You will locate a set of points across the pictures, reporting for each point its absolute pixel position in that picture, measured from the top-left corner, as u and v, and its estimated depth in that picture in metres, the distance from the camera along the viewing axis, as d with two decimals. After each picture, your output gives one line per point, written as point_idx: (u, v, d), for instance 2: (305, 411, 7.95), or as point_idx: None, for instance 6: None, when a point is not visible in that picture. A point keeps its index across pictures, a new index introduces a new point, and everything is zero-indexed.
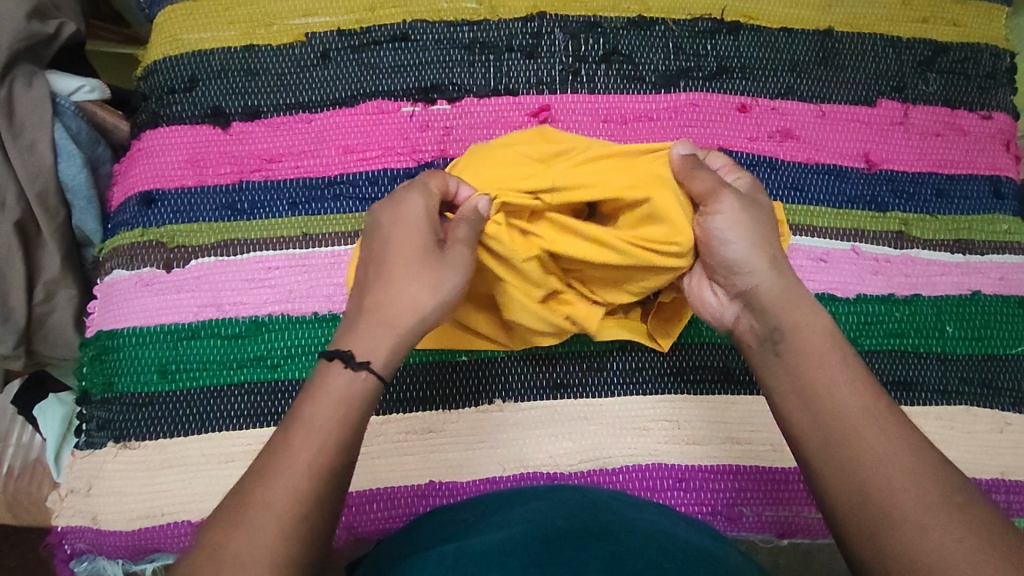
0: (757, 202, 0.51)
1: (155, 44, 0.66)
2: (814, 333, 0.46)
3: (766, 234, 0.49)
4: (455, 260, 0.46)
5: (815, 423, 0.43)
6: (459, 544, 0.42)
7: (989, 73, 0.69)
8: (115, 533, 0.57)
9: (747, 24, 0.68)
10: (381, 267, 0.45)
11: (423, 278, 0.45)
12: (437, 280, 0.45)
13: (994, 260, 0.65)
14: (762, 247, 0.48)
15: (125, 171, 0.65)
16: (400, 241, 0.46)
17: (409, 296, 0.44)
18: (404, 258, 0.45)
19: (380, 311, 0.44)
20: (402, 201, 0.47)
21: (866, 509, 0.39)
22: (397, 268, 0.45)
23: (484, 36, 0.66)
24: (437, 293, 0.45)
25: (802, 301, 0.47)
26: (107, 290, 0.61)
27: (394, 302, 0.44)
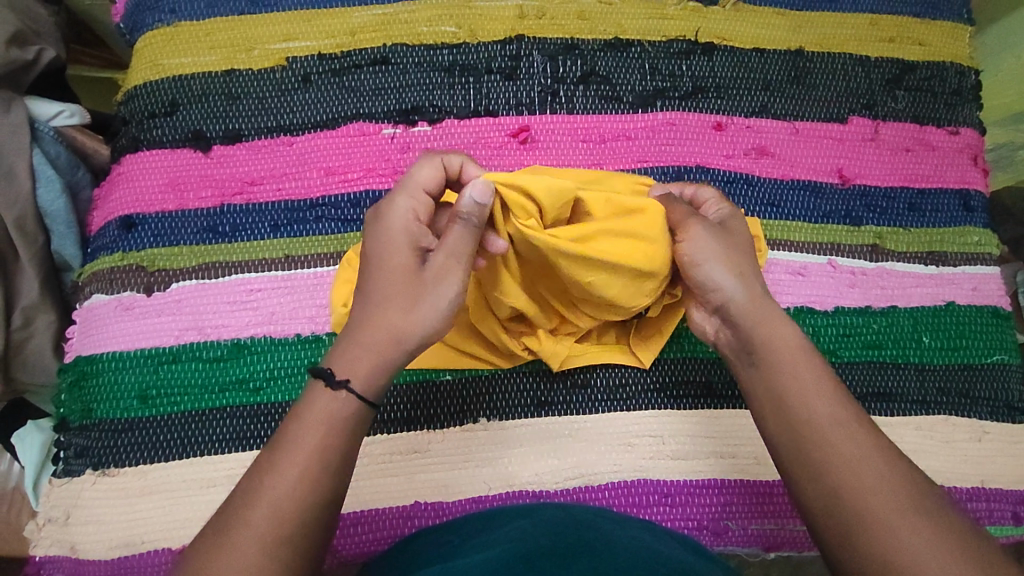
0: (738, 231, 0.52)
1: (135, 69, 0.67)
2: (790, 346, 0.46)
3: (735, 251, 0.50)
4: (435, 274, 0.45)
5: (794, 438, 0.43)
6: (442, 565, 0.42)
7: (955, 90, 0.71)
8: (94, 562, 0.56)
9: (721, 45, 0.70)
10: (364, 287, 0.45)
11: (399, 300, 0.44)
12: (419, 298, 0.44)
13: (966, 271, 0.67)
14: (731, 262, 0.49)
15: (105, 195, 0.64)
16: (386, 255, 0.45)
17: (384, 314, 0.44)
18: (384, 274, 0.45)
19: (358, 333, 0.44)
20: (388, 213, 0.47)
21: (844, 521, 0.39)
22: (377, 280, 0.45)
23: (464, 59, 0.67)
24: (417, 311, 0.44)
25: (777, 316, 0.48)
26: (86, 315, 0.61)
27: (368, 320, 0.44)
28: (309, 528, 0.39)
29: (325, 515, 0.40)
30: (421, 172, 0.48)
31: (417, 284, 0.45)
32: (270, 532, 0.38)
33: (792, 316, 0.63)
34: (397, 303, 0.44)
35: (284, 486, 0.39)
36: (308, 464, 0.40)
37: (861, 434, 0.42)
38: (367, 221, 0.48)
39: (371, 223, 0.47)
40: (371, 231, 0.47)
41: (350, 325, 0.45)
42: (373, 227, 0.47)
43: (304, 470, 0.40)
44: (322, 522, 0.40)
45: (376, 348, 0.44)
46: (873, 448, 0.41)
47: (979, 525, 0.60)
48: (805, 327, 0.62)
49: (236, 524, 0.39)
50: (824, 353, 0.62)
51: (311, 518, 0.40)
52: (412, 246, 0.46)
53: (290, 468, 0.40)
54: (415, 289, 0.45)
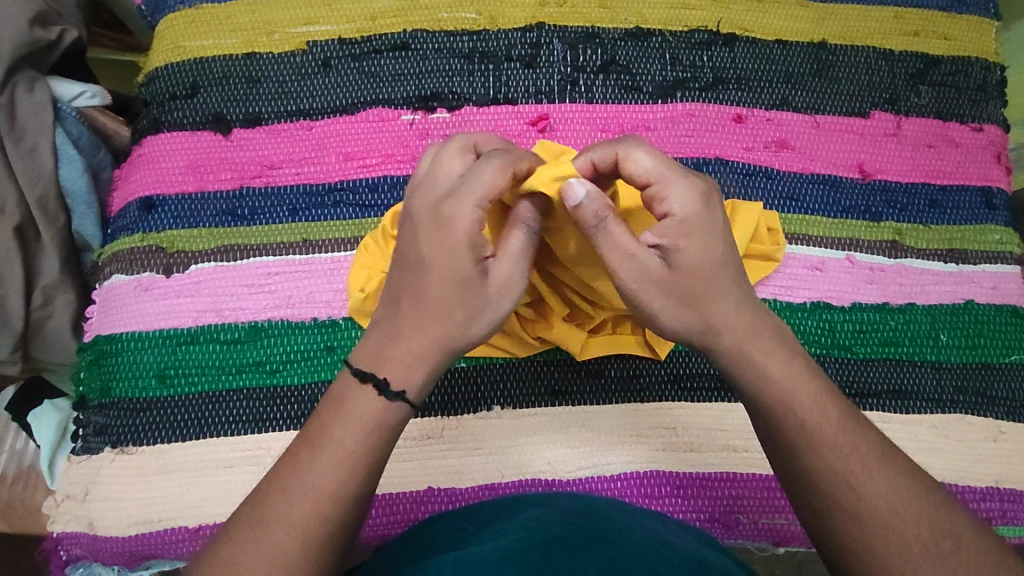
0: (692, 231, 0.42)
1: (157, 51, 0.67)
2: (774, 361, 0.44)
3: (681, 296, 0.43)
4: (497, 291, 0.43)
5: (793, 443, 0.42)
6: (457, 551, 0.42)
7: (980, 86, 0.70)
8: (111, 538, 0.57)
9: (742, 36, 0.69)
10: (418, 292, 0.42)
11: (455, 314, 0.42)
12: (476, 315, 0.42)
13: (986, 270, 0.66)
14: (681, 313, 0.44)
15: (126, 176, 0.65)
16: (442, 265, 0.42)
17: (439, 326, 0.42)
18: (444, 285, 0.42)
19: (406, 339, 0.42)
20: (450, 221, 0.41)
21: (839, 531, 0.40)
22: (433, 287, 0.42)
23: (484, 46, 0.67)
24: (473, 325, 0.43)
25: (749, 341, 0.44)
26: (106, 295, 0.61)
27: (419, 327, 0.42)
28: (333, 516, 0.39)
29: (357, 510, 0.40)
30: (487, 174, 0.41)
31: (479, 299, 0.42)
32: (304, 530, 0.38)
33: (809, 311, 0.62)
34: (455, 315, 0.42)
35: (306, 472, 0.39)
36: (344, 461, 0.40)
37: (867, 444, 0.42)
38: (418, 215, 0.42)
39: (423, 224, 0.42)
40: (421, 230, 0.42)
41: (400, 327, 0.43)
42: (434, 228, 0.42)
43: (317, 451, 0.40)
44: (352, 518, 0.40)
45: (428, 355, 0.42)
46: (878, 461, 0.41)
47: (992, 524, 0.60)
48: (821, 322, 0.62)
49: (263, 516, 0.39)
50: (839, 349, 0.62)
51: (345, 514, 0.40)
52: (476, 256, 0.42)
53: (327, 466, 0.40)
54: (474, 301, 0.42)
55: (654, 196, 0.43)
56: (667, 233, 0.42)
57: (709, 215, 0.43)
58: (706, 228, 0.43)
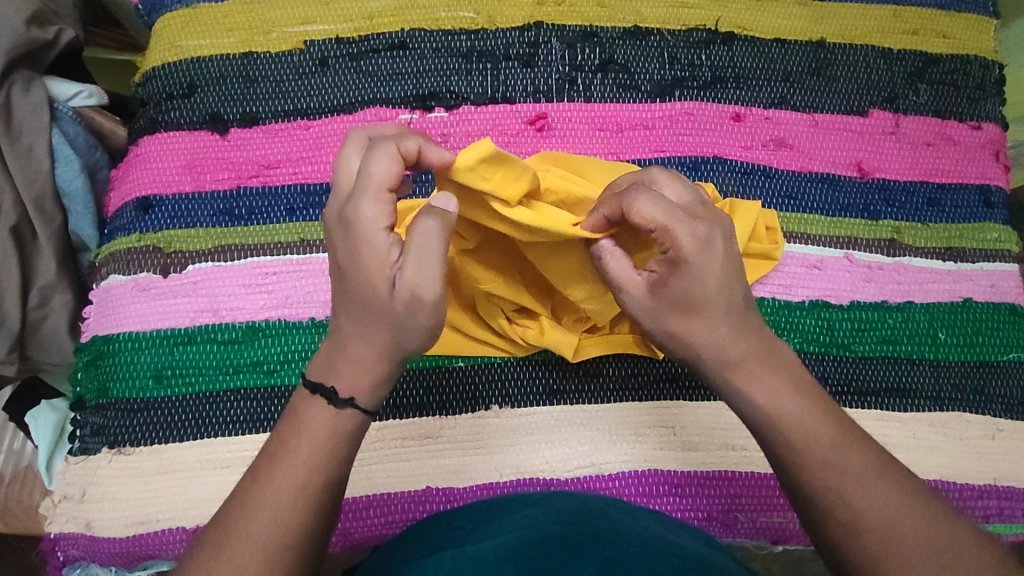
0: (688, 272, 0.42)
1: (154, 50, 0.67)
2: (772, 384, 0.43)
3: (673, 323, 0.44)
4: (410, 299, 0.39)
5: (787, 445, 0.42)
6: (454, 551, 0.42)
7: (978, 84, 0.70)
8: (108, 539, 0.57)
9: (741, 35, 0.69)
10: (347, 299, 0.41)
11: (380, 323, 0.40)
12: (399, 323, 0.40)
13: (984, 268, 0.66)
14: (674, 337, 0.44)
15: (123, 176, 0.65)
16: (357, 273, 0.40)
17: (370, 334, 0.41)
18: (363, 293, 0.40)
19: (349, 347, 0.41)
20: (351, 227, 0.39)
21: (838, 531, 0.40)
22: (361, 292, 0.40)
23: (482, 45, 0.67)
24: (399, 333, 0.40)
25: (738, 369, 0.43)
26: (103, 295, 0.61)
27: (356, 333, 0.41)
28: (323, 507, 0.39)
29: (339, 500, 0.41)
30: (378, 167, 0.38)
31: (395, 308, 0.40)
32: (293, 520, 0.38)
33: (807, 310, 0.62)
34: (378, 324, 0.40)
35: (301, 472, 0.39)
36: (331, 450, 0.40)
37: (856, 441, 0.42)
38: (333, 224, 0.41)
39: (339, 228, 0.40)
40: (339, 235, 0.41)
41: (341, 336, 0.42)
42: (342, 234, 0.40)
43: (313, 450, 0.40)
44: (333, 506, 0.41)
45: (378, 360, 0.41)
46: (868, 462, 0.41)
47: (990, 522, 0.60)
48: (819, 321, 0.62)
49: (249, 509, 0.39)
50: (838, 347, 0.62)
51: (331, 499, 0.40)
52: (382, 262, 0.39)
53: (311, 456, 0.40)
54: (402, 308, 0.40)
55: (657, 233, 0.41)
56: (665, 272, 0.43)
57: (710, 252, 0.42)
58: (706, 264, 0.42)
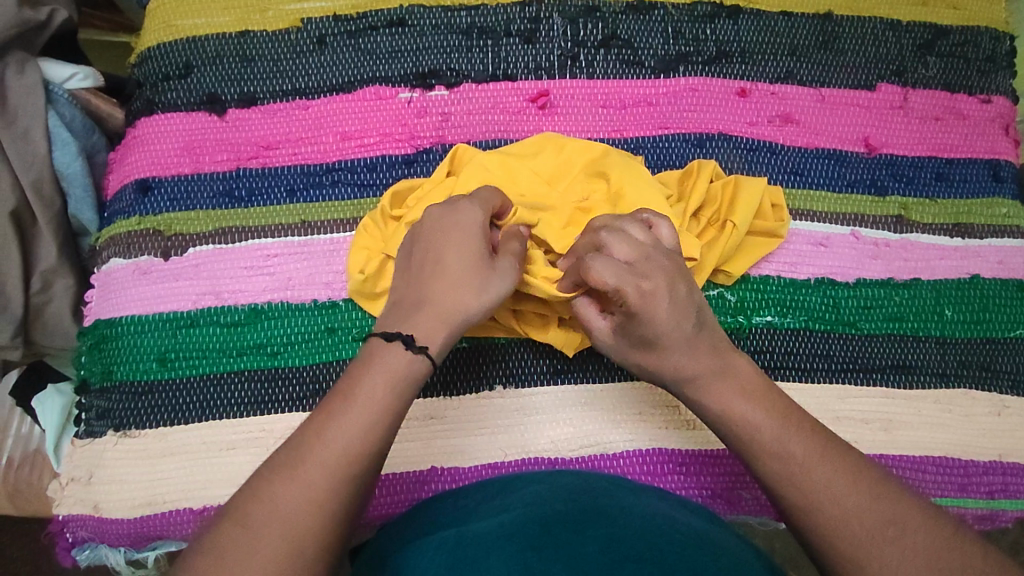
0: (642, 320, 0.45)
1: (148, 30, 0.66)
2: (729, 394, 0.45)
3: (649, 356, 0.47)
4: (501, 270, 0.48)
5: (768, 447, 0.43)
6: (458, 529, 0.42)
7: (989, 56, 0.69)
8: (117, 521, 0.57)
9: (746, 8, 0.67)
10: (438, 265, 0.47)
11: (472, 283, 0.47)
12: (489, 285, 0.47)
13: (992, 244, 0.65)
14: (642, 366, 0.48)
15: (121, 158, 0.64)
16: (450, 241, 0.48)
17: (455, 292, 0.47)
18: (465, 250, 0.48)
19: (423, 309, 0.46)
20: (457, 212, 0.49)
21: (829, 534, 0.39)
22: (453, 260, 0.47)
23: (482, 21, 0.65)
24: (489, 294, 0.47)
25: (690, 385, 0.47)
26: (105, 279, 0.61)
27: (439, 290, 0.47)
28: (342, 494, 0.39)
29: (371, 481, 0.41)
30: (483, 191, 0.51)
31: (488, 273, 0.48)
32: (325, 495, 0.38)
33: (812, 288, 0.62)
34: (469, 283, 0.47)
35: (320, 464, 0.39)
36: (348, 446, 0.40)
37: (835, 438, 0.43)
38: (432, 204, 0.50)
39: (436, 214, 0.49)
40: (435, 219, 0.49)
41: (421, 298, 0.47)
42: (446, 213, 0.49)
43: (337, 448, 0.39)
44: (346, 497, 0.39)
45: (445, 325, 0.46)
46: (851, 464, 0.41)
47: (994, 498, 0.60)
48: (824, 299, 0.61)
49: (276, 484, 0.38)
50: (843, 325, 0.61)
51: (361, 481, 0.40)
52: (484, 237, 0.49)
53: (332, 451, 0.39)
54: (486, 274, 0.48)
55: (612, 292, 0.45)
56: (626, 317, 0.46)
57: (660, 305, 0.45)
58: (657, 312, 0.45)
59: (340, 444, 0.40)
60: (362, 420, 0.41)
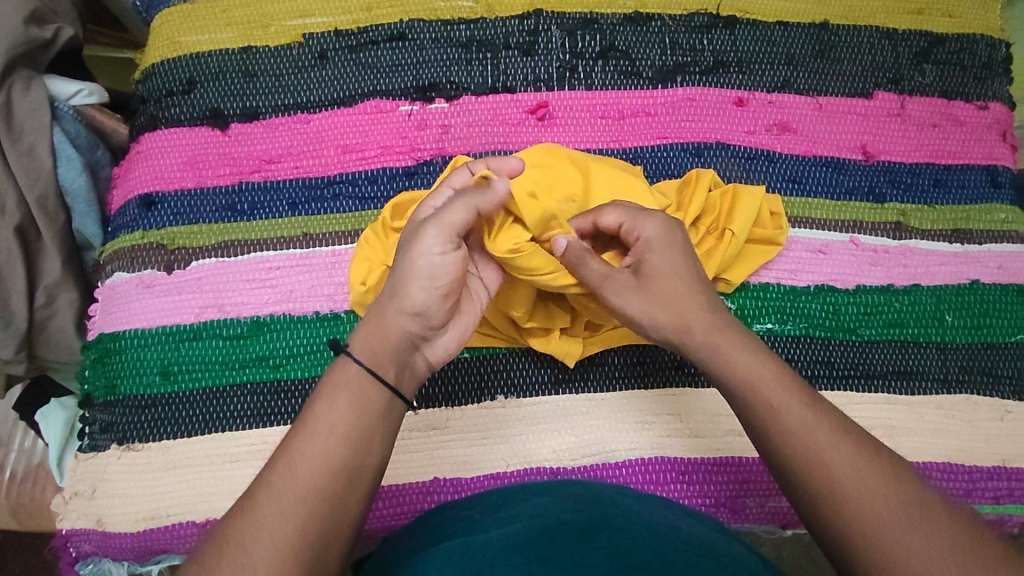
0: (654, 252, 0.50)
1: (152, 47, 0.66)
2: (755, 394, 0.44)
3: (678, 294, 0.49)
4: (421, 243, 0.46)
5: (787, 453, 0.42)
6: (463, 540, 0.42)
7: (985, 63, 0.69)
8: (120, 535, 0.57)
9: (743, 18, 0.68)
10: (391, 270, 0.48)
11: (399, 267, 0.46)
12: (410, 262, 0.45)
13: (992, 250, 0.65)
14: (671, 309, 0.49)
15: (125, 173, 0.65)
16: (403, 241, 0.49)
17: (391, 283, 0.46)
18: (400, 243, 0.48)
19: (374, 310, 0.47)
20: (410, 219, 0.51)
21: (850, 536, 0.39)
22: (408, 262, 0.46)
23: (481, 34, 0.66)
24: (413, 271, 0.45)
25: (687, 321, 0.48)
26: (109, 292, 0.61)
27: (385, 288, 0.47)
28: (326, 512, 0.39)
29: (357, 497, 0.40)
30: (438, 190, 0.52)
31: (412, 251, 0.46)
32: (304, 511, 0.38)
33: (813, 295, 0.62)
34: (399, 270, 0.46)
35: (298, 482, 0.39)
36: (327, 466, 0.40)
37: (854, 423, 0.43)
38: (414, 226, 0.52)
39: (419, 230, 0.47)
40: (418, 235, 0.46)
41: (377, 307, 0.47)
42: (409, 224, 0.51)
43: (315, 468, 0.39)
44: (324, 517, 0.39)
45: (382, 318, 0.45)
46: (869, 462, 0.41)
47: (1001, 505, 0.59)
48: (825, 306, 0.62)
49: (255, 504, 0.38)
50: (844, 332, 0.61)
51: (343, 496, 0.40)
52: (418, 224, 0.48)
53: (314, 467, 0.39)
54: (408, 253, 0.46)
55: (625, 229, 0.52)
56: (636, 252, 0.51)
57: (673, 243, 0.51)
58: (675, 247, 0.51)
59: (312, 463, 0.39)
60: (333, 437, 0.40)
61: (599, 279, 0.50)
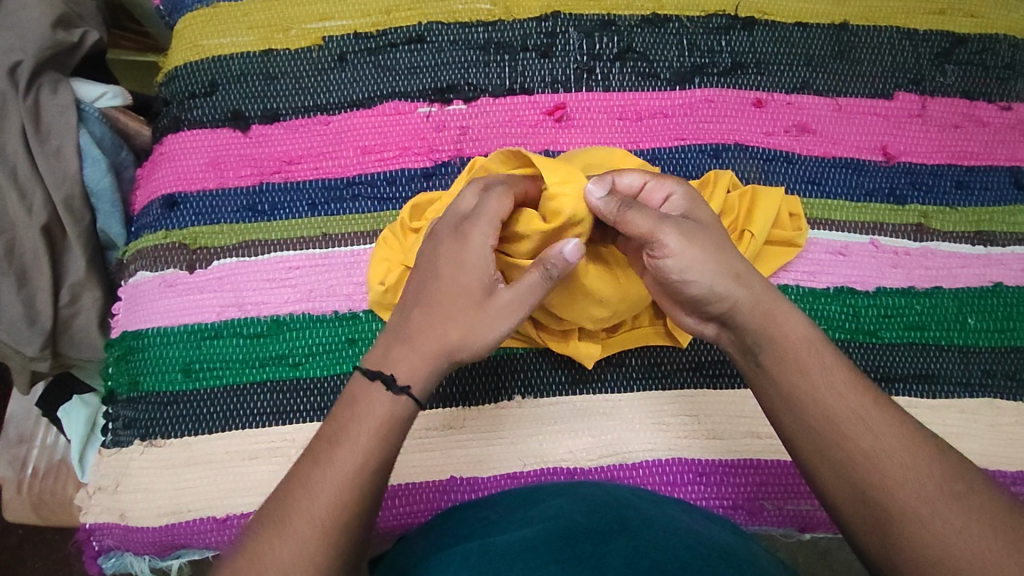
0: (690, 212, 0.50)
1: (176, 51, 0.68)
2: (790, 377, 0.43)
3: (722, 253, 0.47)
4: (503, 311, 0.46)
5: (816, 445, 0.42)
6: (481, 540, 0.42)
7: (1008, 64, 0.69)
8: (142, 529, 0.58)
9: (761, 19, 0.68)
10: (433, 301, 0.45)
11: (469, 327, 0.45)
12: (485, 329, 0.45)
13: (1016, 252, 0.64)
14: (721, 265, 0.46)
15: (148, 175, 0.66)
16: (449, 274, 0.46)
17: (449, 335, 0.45)
18: (462, 289, 0.45)
19: (416, 344, 0.45)
20: (463, 244, 0.46)
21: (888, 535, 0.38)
22: (485, 327, 0.45)
23: (499, 37, 0.66)
24: (488, 339, 0.45)
25: (743, 275, 0.46)
26: (132, 291, 0.62)
27: (434, 335, 0.45)
28: (348, 524, 0.39)
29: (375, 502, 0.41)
30: (496, 204, 0.47)
31: (489, 315, 0.45)
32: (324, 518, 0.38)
33: (832, 297, 0.61)
34: (464, 327, 0.45)
35: (316, 497, 0.39)
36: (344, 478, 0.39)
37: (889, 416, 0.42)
38: (443, 232, 0.48)
39: (507, 299, 0.46)
40: (499, 311, 0.46)
41: (407, 335, 0.45)
42: (452, 248, 0.47)
43: (335, 487, 0.39)
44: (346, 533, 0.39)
45: (436, 370, 0.44)
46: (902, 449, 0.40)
47: None
48: (844, 308, 0.61)
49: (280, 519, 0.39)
50: (864, 334, 0.61)
51: (363, 506, 0.40)
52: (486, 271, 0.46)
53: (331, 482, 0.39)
54: (485, 313, 0.45)
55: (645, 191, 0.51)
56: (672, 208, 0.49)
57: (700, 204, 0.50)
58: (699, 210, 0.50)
59: (330, 481, 0.39)
60: (352, 450, 0.40)
61: (652, 223, 0.46)
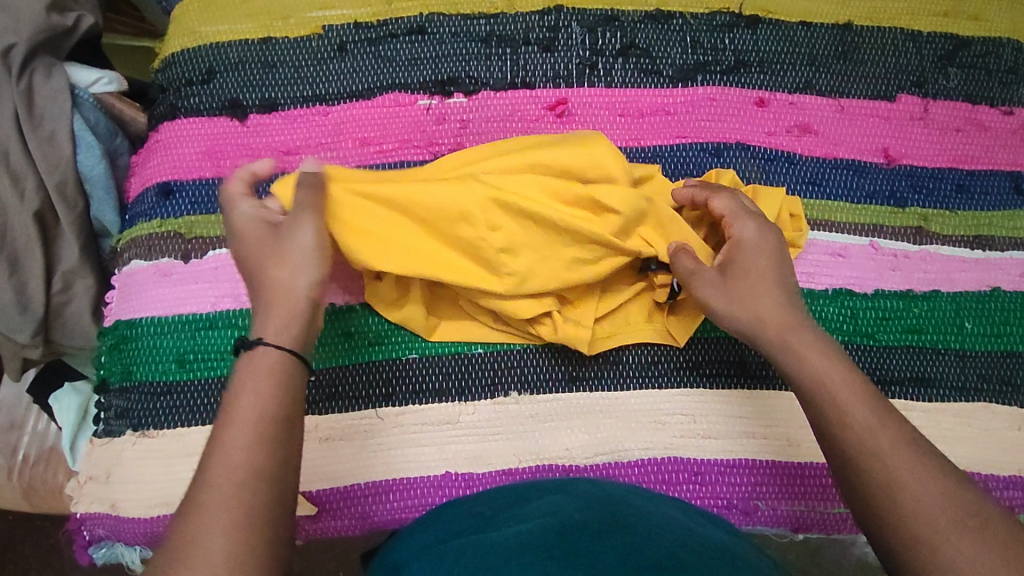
0: (750, 251, 0.54)
1: (172, 37, 0.67)
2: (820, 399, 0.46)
3: (758, 297, 0.52)
4: (287, 232, 0.50)
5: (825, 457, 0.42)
6: (476, 536, 0.42)
7: (1011, 68, 0.69)
8: (133, 520, 0.57)
9: (765, 18, 0.68)
10: (247, 276, 0.50)
11: (274, 262, 0.49)
12: (282, 251, 0.49)
13: (1014, 257, 0.64)
14: (749, 309, 0.52)
15: (144, 162, 0.65)
16: (242, 245, 0.51)
17: (269, 278, 0.48)
18: (250, 241, 0.51)
19: (269, 303, 0.47)
20: (231, 217, 0.52)
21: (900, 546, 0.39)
22: (286, 251, 0.49)
23: (501, 30, 0.66)
24: (296, 259, 0.49)
25: (770, 319, 0.51)
26: (126, 280, 0.61)
27: (266, 287, 0.48)
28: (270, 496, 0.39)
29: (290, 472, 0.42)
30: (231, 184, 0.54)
31: (281, 244, 0.50)
32: (245, 468, 0.39)
33: (831, 298, 0.61)
34: (269, 265, 0.49)
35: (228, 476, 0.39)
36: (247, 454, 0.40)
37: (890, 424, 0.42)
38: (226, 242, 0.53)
39: (289, 227, 0.50)
40: (288, 235, 0.50)
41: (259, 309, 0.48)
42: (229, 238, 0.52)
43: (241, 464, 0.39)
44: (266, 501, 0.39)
45: (292, 303, 0.47)
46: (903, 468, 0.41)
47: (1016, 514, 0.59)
48: (842, 309, 0.61)
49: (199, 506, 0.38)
50: (861, 336, 0.61)
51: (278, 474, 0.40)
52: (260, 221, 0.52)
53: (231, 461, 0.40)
54: (275, 245, 0.50)
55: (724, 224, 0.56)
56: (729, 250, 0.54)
57: (761, 246, 0.54)
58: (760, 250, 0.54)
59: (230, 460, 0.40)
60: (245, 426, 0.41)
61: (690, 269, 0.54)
